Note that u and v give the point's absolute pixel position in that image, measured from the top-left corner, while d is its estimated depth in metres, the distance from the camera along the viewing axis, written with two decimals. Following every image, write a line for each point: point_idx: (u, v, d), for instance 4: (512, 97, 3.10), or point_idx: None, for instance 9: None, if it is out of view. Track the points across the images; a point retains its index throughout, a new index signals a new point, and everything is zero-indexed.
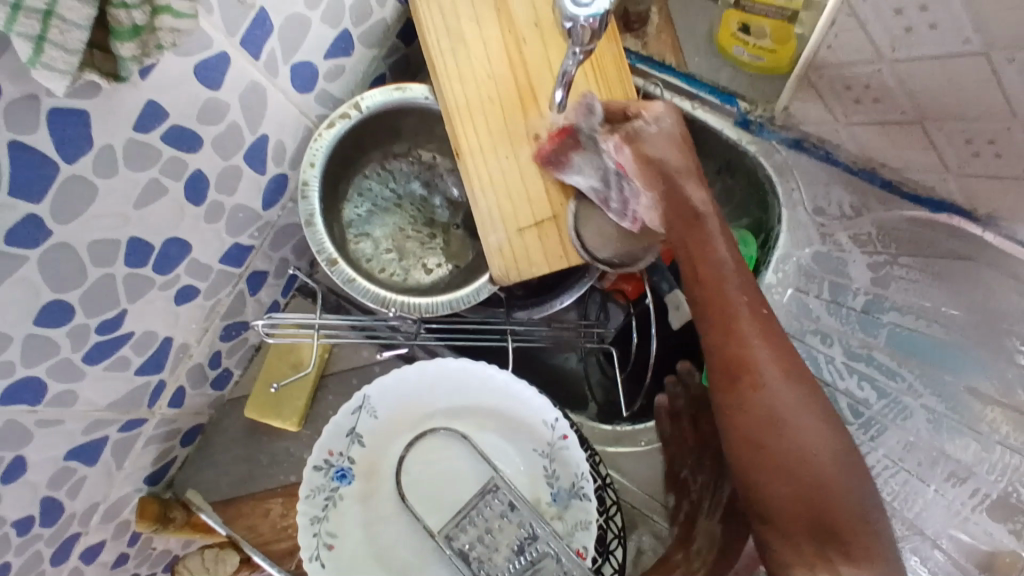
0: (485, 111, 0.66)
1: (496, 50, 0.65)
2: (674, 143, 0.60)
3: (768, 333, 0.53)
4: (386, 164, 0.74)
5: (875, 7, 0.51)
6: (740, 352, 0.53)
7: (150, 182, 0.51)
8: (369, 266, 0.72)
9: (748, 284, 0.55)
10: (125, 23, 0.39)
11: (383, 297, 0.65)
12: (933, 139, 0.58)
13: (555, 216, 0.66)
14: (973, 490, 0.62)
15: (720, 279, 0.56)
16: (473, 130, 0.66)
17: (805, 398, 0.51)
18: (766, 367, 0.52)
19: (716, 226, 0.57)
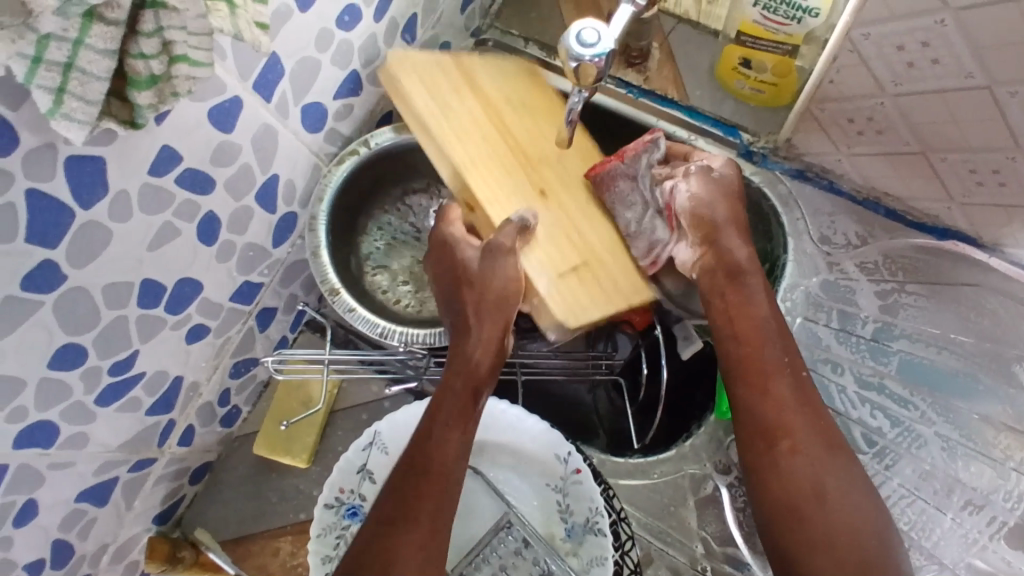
0: (493, 168, 0.61)
1: (484, 114, 0.62)
2: (723, 194, 0.63)
3: (808, 399, 0.56)
4: (406, 199, 0.75)
5: (875, 44, 0.52)
6: (777, 414, 0.55)
7: (164, 225, 0.52)
8: (385, 298, 0.72)
9: (788, 347, 0.58)
10: (142, 72, 0.39)
11: (384, 328, 0.64)
12: (936, 169, 0.59)
13: (585, 263, 0.62)
14: (989, 518, 0.56)
15: (762, 340, 0.58)
16: (488, 189, 0.61)
17: (840, 462, 0.53)
18: (805, 433, 0.54)
19: (757, 284, 0.61)
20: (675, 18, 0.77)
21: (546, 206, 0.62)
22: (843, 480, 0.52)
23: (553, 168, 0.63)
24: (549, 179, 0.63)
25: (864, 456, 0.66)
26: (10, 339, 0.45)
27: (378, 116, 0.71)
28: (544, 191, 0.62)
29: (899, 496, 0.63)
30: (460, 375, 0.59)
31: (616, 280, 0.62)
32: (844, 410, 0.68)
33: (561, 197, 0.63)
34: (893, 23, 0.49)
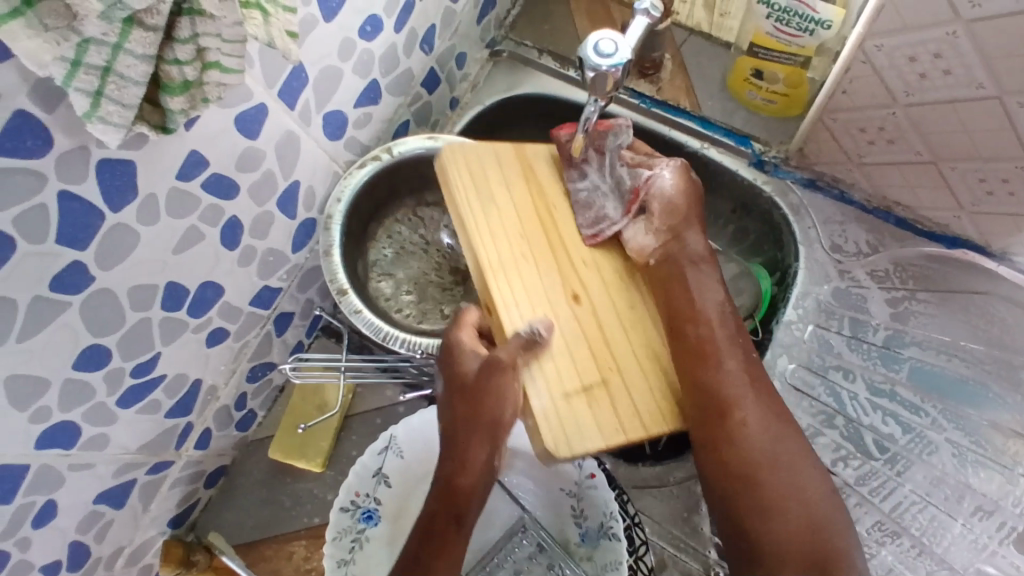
0: (522, 271, 0.57)
1: (529, 218, 0.60)
2: (685, 187, 0.59)
3: (752, 372, 0.55)
4: (419, 211, 0.76)
5: (888, 55, 0.53)
6: (727, 390, 0.53)
7: (189, 229, 0.52)
8: (386, 305, 0.72)
9: (732, 324, 0.56)
10: (176, 78, 0.40)
11: (387, 332, 0.62)
12: (947, 178, 0.60)
13: (603, 380, 0.55)
14: (1000, 523, 0.59)
15: (708, 320, 0.55)
16: (513, 292, 0.56)
17: (784, 430, 0.53)
18: (752, 406, 0.53)
19: (708, 272, 0.57)
20: (687, 30, 0.79)
21: (576, 312, 0.57)
22: (791, 441, 0.53)
23: (592, 280, 0.58)
24: (584, 283, 0.58)
25: (875, 462, 0.65)
26: (38, 338, 0.45)
27: (395, 126, 0.72)
28: (577, 295, 0.57)
29: (910, 502, 0.62)
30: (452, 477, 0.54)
31: (634, 409, 0.54)
32: (856, 416, 0.67)
33: (594, 306, 0.57)
34: (907, 33, 0.50)
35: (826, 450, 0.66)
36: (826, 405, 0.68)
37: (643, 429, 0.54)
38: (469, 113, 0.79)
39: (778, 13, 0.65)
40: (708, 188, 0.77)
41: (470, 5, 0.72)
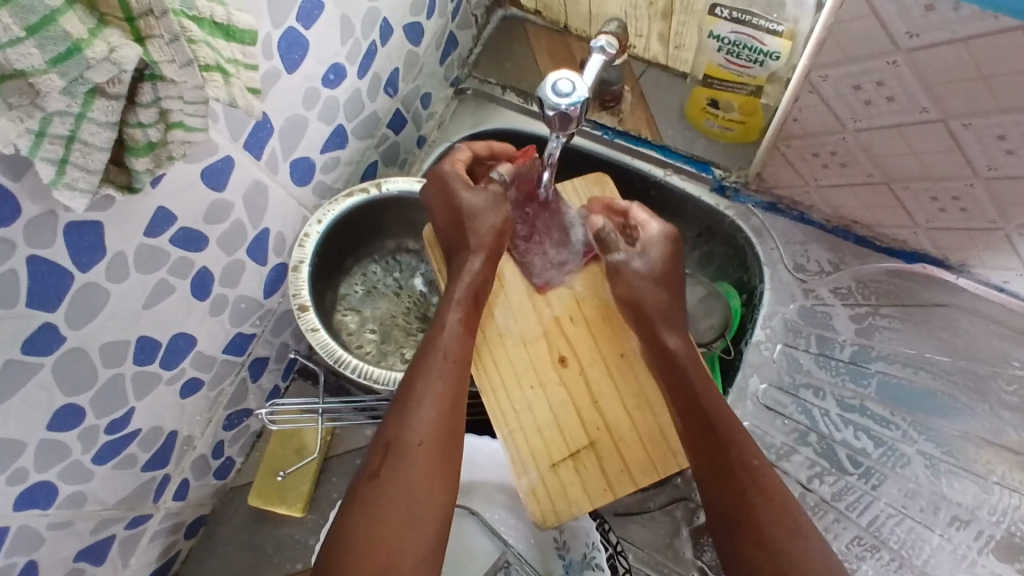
0: (508, 346, 0.61)
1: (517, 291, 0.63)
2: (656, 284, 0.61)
3: (777, 489, 0.52)
4: (397, 255, 0.77)
5: (834, 85, 0.55)
6: (737, 500, 0.51)
7: (160, 282, 0.53)
8: (347, 339, 0.73)
9: (737, 427, 0.55)
10: (140, 140, 0.41)
11: (339, 354, 0.62)
12: (900, 198, 0.62)
13: (591, 443, 0.59)
14: (977, 532, 0.62)
15: (710, 426, 0.55)
16: (496, 366, 0.61)
17: (805, 539, 0.49)
18: (769, 520, 0.50)
19: (698, 371, 0.57)
20: (644, 62, 0.81)
21: (562, 378, 0.61)
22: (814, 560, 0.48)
23: (580, 338, 0.62)
24: (572, 348, 0.61)
25: (850, 477, 0.66)
26: (11, 402, 0.45)
27: (363, 168, 0.72)
28: (564, 359, 0.61)
29: (887, 516, 0.65)
30: (434, 441, 0.52)
31: (624, 462, 0.59)
32: (828, 432, 0.68)
33: (579, 365, 0.61)
34: (850, 64, 0.52)
35: (801, 467, 0.67)
36: (799, 423, 0.69)
37: (632, 484, 0.59)
38: (437, 151, 0.80)
39: (728, 47, 0.67)
40: (674, 215, 0.79)
41: (432, 47, 0.74)
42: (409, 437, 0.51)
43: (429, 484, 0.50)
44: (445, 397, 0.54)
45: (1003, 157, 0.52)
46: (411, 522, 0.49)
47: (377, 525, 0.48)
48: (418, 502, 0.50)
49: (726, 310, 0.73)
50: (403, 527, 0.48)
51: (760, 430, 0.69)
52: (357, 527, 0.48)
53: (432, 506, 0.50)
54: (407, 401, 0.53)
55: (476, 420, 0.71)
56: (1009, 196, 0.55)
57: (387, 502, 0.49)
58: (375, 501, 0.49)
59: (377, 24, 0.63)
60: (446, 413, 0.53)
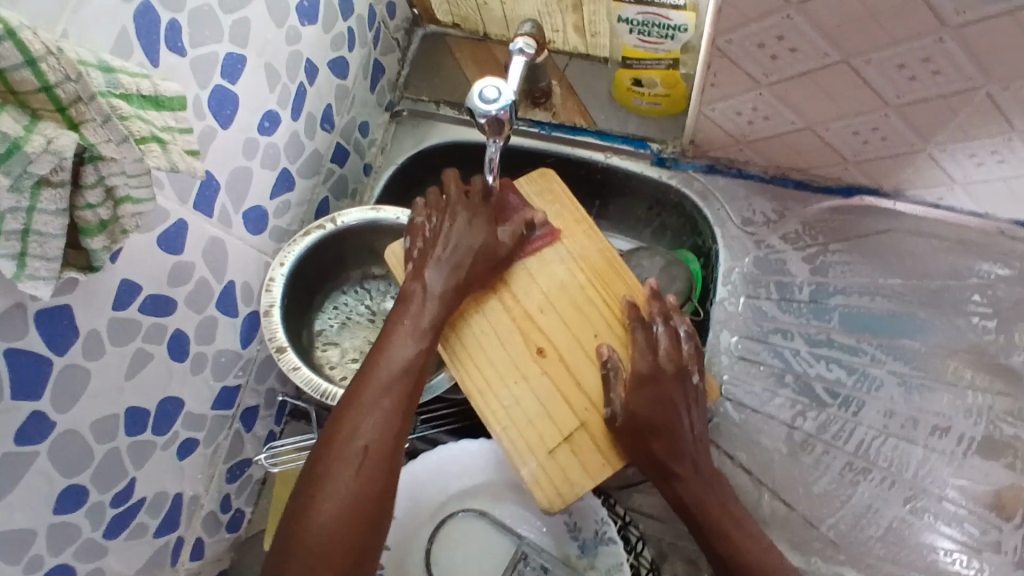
0: (486, 348, 0.63)
1: (489, 299, 0.65)
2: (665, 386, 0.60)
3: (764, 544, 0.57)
4: (365, 282, 0.79)
5: (740, 46, 0.58)
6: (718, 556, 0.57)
7: (136, 352, 0.54)
8: (331, 373, 0.74)
9: (711, 491, 0.59)
10: (91, 220, 0.42)
11: (325, 388, 0.63)
12: (826, 139, 0.66)
13: (582, 424, 0.62)
14: (958, 437, 0.67)
15: (693, 498, 0.58)
16: (479, 371, 0.63)
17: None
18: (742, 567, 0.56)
19: (684, 446, 0.59)
20: (567, 55, 0.84)
21: (543, 369, 0.63)
22: (769, 564, 0.56)
23: (556, 330, 0.64)
24: (549, 341, 0.64)
25: (830, 408, 0.69)
26: (14, 493, 0.47)
27: (316, 205, 0.74)
28: (542, 351, 0.63)
29: (872, 438, 0.68)
30: (387, 444, 0.52)
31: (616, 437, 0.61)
32: (803, 370, 0.71)
33: (559, 355, 0.63)
34: (748, 25, 0.55)
35: (784, 408, 0.70)
36: (773, 367, 0.72)
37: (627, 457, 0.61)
38: (386, 175, 0.81)
39: (638, 27, 0.71)
40: (624, 194, 0.82)
41: (359, 77, 0.76)
42: (364, 438, 0.52)
43: (381, 485, 0.51)
44: (397, 405, 0.54)
45: (907, 84, 0.55)
46: (366, 521, 0.50)
47: (336, 524, 0.49)
48: (374, 504, 0.50)
49: (687, 274, 0.75)
50: (358, 528, 0.49)
51: (741, 382, 0.72)
52: (311, 527, 0.48)
53: (382, 508, 0.51)
54: (359, 405, 0.54)
55: (471, 426, 0.73)
56: (920, 118, 0.58)
57: (341, 501, 0.49)
58: (330, 500, 0.49)
59: (302, 66, 0.65)
60: (398, 418, 0.54)
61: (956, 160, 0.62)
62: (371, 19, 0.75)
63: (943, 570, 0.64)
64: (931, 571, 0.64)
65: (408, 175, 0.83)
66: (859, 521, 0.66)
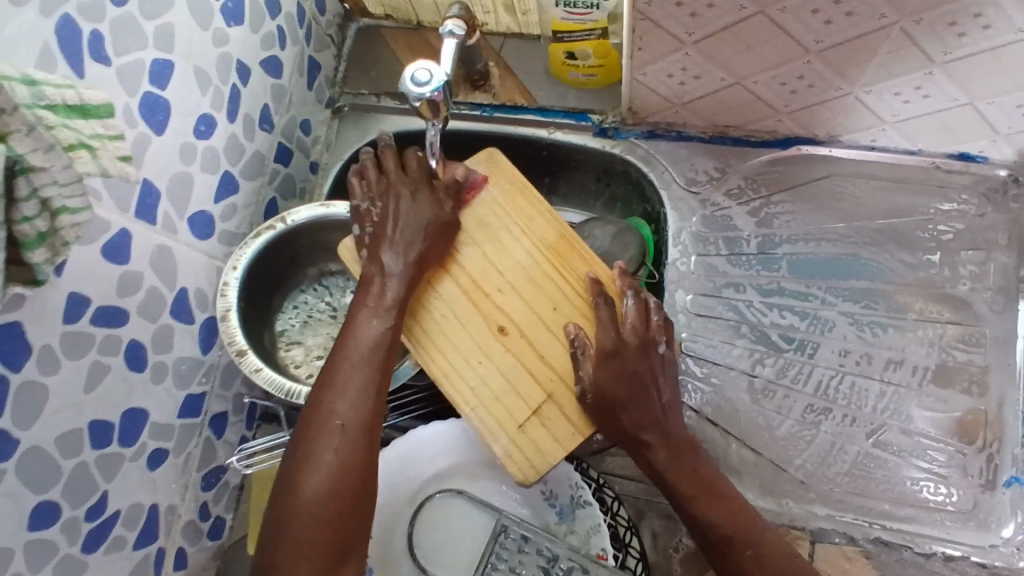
0: (447, 330, 0.64)
1: (446, 281, 0.65)
2: (628, 360, 0.60)
3: (735, 504, 0.59)
4: (322, 280, 0.79)
5: (660, 8, 0.59)
6: (690, 517, 0.59)
7: (93, 365, 0.54)
8: (296, 372, 0.74)
9: (684, 458, 0.60)
10: (30, 233, 0.42)
11: (288, 387, 0.63)
12: (756, 92, 0.67)
13: (549, 396, 0.63)
14: (913, 368, 0.69)
15: (665, 465, 0.60)
16: (442, 354, 0.63)
17: (740, 532, 0.57)
18: (716, 524, 0.58)
19: (651, 414, 0.60)
20: (501, 36, 0.85)
21: (505, 346, 0.64)
22: (739, 521, 0.58)
23: (517, 309, 0.65)
24: (510, 319, 0.64)
25: (787, 353, 0.71)
26: None
27: (263, 206, 0.74)
28: (504, 330, 0.64)
29: (829, 377, 0.70)
30: (366, 417, 0.55)
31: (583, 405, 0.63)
32: (757, 320, 0.73)
33: (520, 332, 0.64)
34: None
35: (742, 358, 0.72)
36: (729, 319, 0.74)
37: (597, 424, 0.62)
38: (333, 172, 0.82)
39: None
40: (570, 167, 0.83)
41: (295, 75, 0.76)
42: (343, 414, 0.54)
43: (365, 456, 0.54)
44: (371, 378, 0.56)
45: (825, 28, 0.57)
46: (356, 491, 0.52)
47: (325, 497, 0.51)
48: (361, 474, 0.53)
49: (639, 240, 0.76)
50: (348, 497, 0.52)
51: (700, 337, 0.73)
52: (302, 500, 0.51)
53: (368, 478, 0.53)
54: (334, 385, 0.56)
55: (441, 409, 0.74)
56: (841, 61, 0.60)
57: (328, 474, 0.52)
58: (315, 477, 0.52)
59: (233, 67, 0.65)
60: (373, 395, 0.56)
61: (883, 99, 0.64)
62: (300, 16, 0.75)
63: (911, 497, 0.66)
64: (899, 499, 0.66)
65: (355, 169, 0.84)
66: (825, 459, 0.68)
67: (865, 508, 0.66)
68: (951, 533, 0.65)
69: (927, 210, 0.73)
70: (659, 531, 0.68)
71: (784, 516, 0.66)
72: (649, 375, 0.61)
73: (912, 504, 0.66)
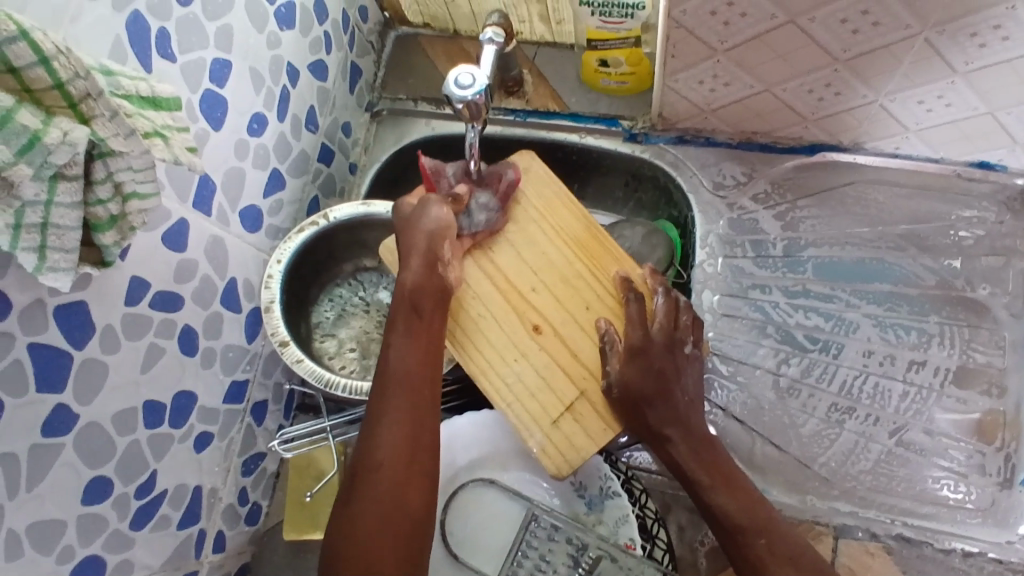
0: (483, 326, 0.64)
1: (481, 277, 0.65)
2: (654, 356, 0.62)
3: (752, 496, 0.59)
4: (357, 274, 0.82)
5: (695, 16, 0.61)
6: (709, 511, 0.59)
7: (150, 347, 0.57)
8: (331, 364, 0.78)
9: (704, 452, 0.61)
10: (102, 216, 0.45)
11: (328, 378, 0.66)
12: (784, 99, 0.70)
13: (582, 393, 0.63)
14: (935, 369, 0.71)
15: (686, 461, 0.60)
16: (478, 349, 0.64)
17: (756, 522, 0.57)
18: (733, 514, 0.58)
19: (675, 409, 0.61)
20: (535, 44, 0.88)
21: (540, 344, 0.64)
22: (758, 511, 0.58)
23: (550, 306, 0.65)
24: (544, 316, 0.65)
25: (812, 353, 0.73)
26: (43, 485, 0.49)
27: (306, 204, 0.77)
28: (537, 327, 0.64)
29: (853, 377, 0.72)
30: (394, 459, 0.51)
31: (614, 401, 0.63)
32: (783, 320, 0.75)
33: (553, 329, 0.64)
34: None
35: (768, 357, 0.74)
36: (755, 319, 0.76)
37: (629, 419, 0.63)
38: (371, 173, 0.85)
39: (599, 9, 0.75)
40: (599, 171, 0.85)
41: (338, 79, 0.79)
42: (375, 455, 0.52)
43: (394, 504, 0.50)
44: (405, 410, 0.53)
45: (851, 38, 0.59)
46: (382, 545, 0.48)
47: (361, 542, 0.49)
48: (394, 525, 0.49)
49: (667, 241, 0.78)
50: (376, 552, 0.48)
51: (727, 338, 0.75)
52: (343, 550, 0.49)
53: (410, 514, 0.50)
54: (372, 420, 0.53)
55: (470, 402, 0.77)
56: (868, 68, 0.62)
57: (364, 521, 0.49)
58: (354, 522, 0.49)
59: (284, 69, 0.68)
60: (409, 426, 0.53)
61: (908, 107, 0.66)
62: (345, 23, 0.78)
63: (931, 495, 0.68)
64: (920, 497, 0.68)
65: (393, 171, 0.87)
66: (848, 457, 0.69)
67: (887, 505, 0.68)
68: (970, 531, 0.66)
69: (948, 216, 0.74)
70: (685, 525, 0.71)
71: (809, 512, 0.67)
72: (675, 370, 0.62)
73: (931, 502, 0.67)
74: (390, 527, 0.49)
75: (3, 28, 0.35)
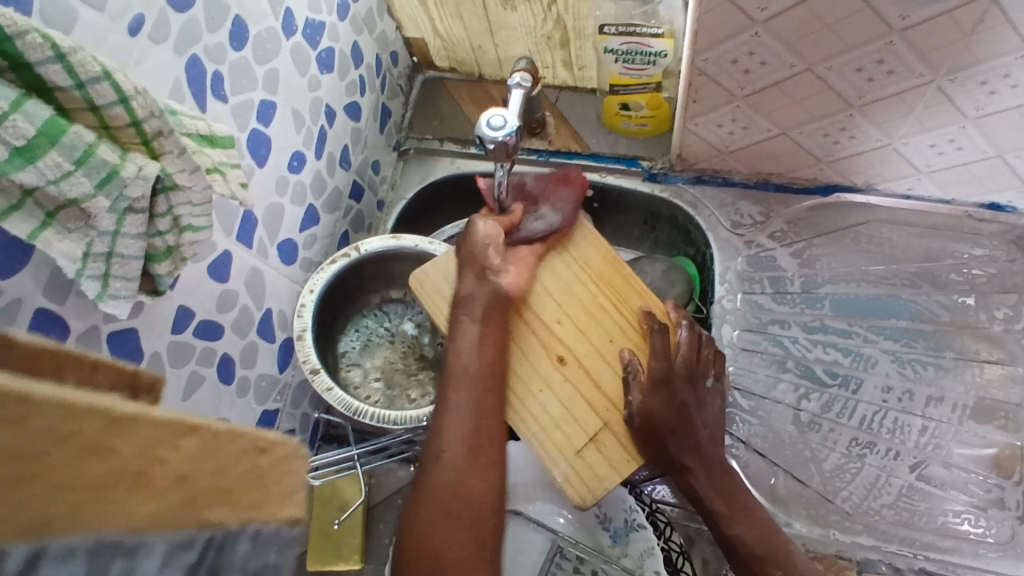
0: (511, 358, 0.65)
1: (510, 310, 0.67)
2: (675, 389, 0.63)
3: (769, 527, 0.61)
4: (383, 305, 0.84)
5: (716, 64, 0.64)
6: (728, 540, 0.61)
7: (190, 374, 0.58)
8: (357, 393, 0.79)
9: (723, 482, 0.62)
10: (160, 246, 0.46)
11: (355, 406, 0.67)
12: (800, 143, 0.73)
13: (606, 424, 0.64)
14: (953, 404, 0.72)
15: (705, 491, 0.62)
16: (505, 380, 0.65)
17: (775, 554, 0.59)
18: (750, 543, 0.60)
19: (697, 440, 0.62)
20: (557, 88, 0.92)
21: (565, 375, 0.65)
22: (777, 543, 0.60)
23: (575, 337, 0.66)
24: (569, 346, 0.66)
25: (832, 388, 0.75)
26: None
27: (336, 239, 0.79)
28: (562, 357, 0.66)
29: (872, 412, 0.73)
30: (461, 450, 0.55)
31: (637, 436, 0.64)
32: (802, 355, 0.77)
33: (577, 360, 0.66)
34: (721, 45, 0.62)
35: (788, 392, 0.75)
36: (774, 354, 0.77)
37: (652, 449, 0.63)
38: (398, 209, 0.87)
39: (623, 56, 0.78)
40: (618, 209, 0.88)
41: (370, 120, 0.82)
42: (444, 446, 0.56)
43: (467, 493, 0.54)
44: (474, 403, 0.57)
45: (867, 85, 0.62)
46: (452, 528, 0.53)
47: (433, 521, 0.53)
48: (459, 510, 0.53)
49: (686, 277, 0.80)
50: (446, 533, 0.53)
51: (747, 372, 0.77)
52: (414, 529, 0.54)
53: (477, 498, 0.54)
54: (442, 412, 0.57)
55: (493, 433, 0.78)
56: (882, 114, 0.65)
57: (434, 505, 0.54)
58: (424, 503, 0.54)
59: (322, 110, 0.72)
60: (476, 420, 0.57)
61: (921, 150, 0.69)
62: (377, 68, 0.82)
63: (952, 529, 0.68)
64: (941, 531, 0.68)
65: (418, 207, 0.89)
66: (870, 491, 0.70)
67: (908, 539, 0.68)
68: (993, 564, 0.66)
69: (960, 255, 0.77)
70: (708, 558, 0.72)
71: (832, 547, 0.68)
72: (695, 402, 0.64)
73: (951, 536, 0.68)
74: (457, 509, 0.53)
75: (89, 69, 0.38)
